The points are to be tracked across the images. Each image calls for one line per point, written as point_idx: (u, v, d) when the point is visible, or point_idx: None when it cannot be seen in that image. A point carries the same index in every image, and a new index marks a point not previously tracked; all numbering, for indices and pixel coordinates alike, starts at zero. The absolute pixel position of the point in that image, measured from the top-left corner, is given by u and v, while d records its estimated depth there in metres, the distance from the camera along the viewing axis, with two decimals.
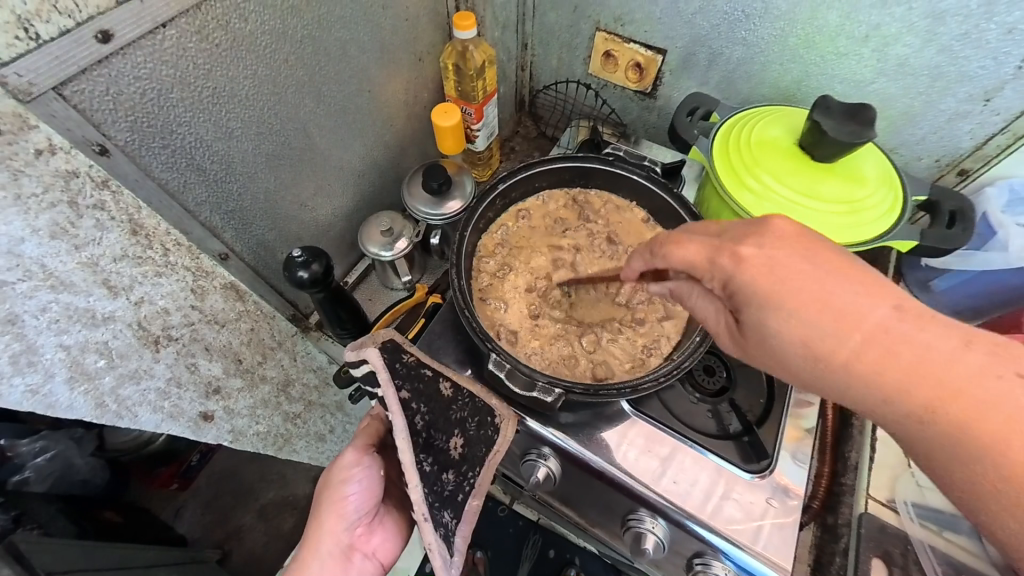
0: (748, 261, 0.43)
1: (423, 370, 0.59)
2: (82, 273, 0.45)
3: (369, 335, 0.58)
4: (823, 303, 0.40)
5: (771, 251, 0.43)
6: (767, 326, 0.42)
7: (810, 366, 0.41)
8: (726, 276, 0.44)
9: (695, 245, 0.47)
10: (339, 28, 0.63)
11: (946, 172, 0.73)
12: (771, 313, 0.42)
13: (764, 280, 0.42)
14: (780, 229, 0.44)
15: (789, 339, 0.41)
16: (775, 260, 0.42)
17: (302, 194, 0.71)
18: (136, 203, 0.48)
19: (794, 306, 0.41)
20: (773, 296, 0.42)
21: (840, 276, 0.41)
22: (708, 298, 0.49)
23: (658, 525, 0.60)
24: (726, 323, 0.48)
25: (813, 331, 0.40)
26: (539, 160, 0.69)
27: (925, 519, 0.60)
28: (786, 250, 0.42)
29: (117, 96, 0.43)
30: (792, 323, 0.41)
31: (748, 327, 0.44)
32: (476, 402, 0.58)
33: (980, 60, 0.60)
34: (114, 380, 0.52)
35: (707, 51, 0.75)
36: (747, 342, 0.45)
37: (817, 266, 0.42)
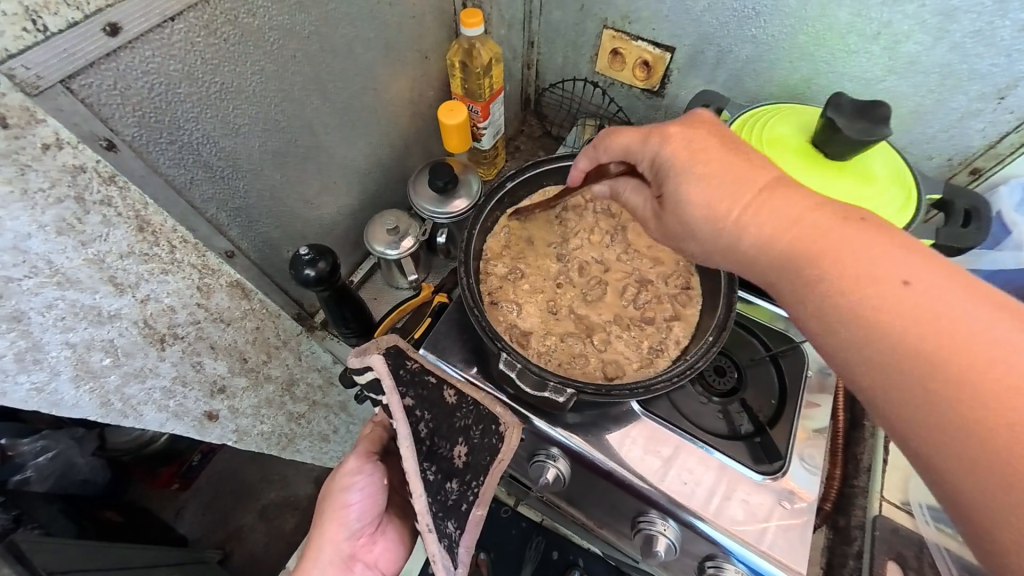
0: (671, 136, 0.47)
1: (427, 376, 0.58)
2: (88, 270, 0.45)
3: (372, 340, 0.57)
4: (729, 172, 0.43)
5: (692, 131, 0.47)
6: (678, 191, 0.45)
7: (714, 229, 0.43)
8: (652, 153, 0.48)
9: (629, 133, 0.51)
10: (345, 24, 0.63)
11: (957, 171, 0.72)
12: (682, 179, 0.45)
13: (682, 149, 0.46)
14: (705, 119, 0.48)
15: (695, 202, 0.44)
16: (695, 136, 0.46)
17: (307, 192, 0.70)
18: (142, 199, 0.47)
19: (703, 172, 0.44)
20: (686, 164, 0.45)
21: (752, 161, 0.44)
22: (639, 187, 0.54)
23: (669, 527, 0.60)
24: (652, 206, 0.52)
25: (717, 192, 0.43)
26: (547, 158, 0.68)
27: (940, 522, 0.58)
28: (704, 131, 0.46)
29: (124, 90, 0.43)
30: (699, 187, 0.44)
31: (665, 197, 0.47)
32: (480, 410, 0.58)
33: (992, 59, 0.60)
34: (119, 379, 0.52)
35: (715, 49, 0.74)
36: (665, 217, 0.48)
37: (730, 149, 0.45)
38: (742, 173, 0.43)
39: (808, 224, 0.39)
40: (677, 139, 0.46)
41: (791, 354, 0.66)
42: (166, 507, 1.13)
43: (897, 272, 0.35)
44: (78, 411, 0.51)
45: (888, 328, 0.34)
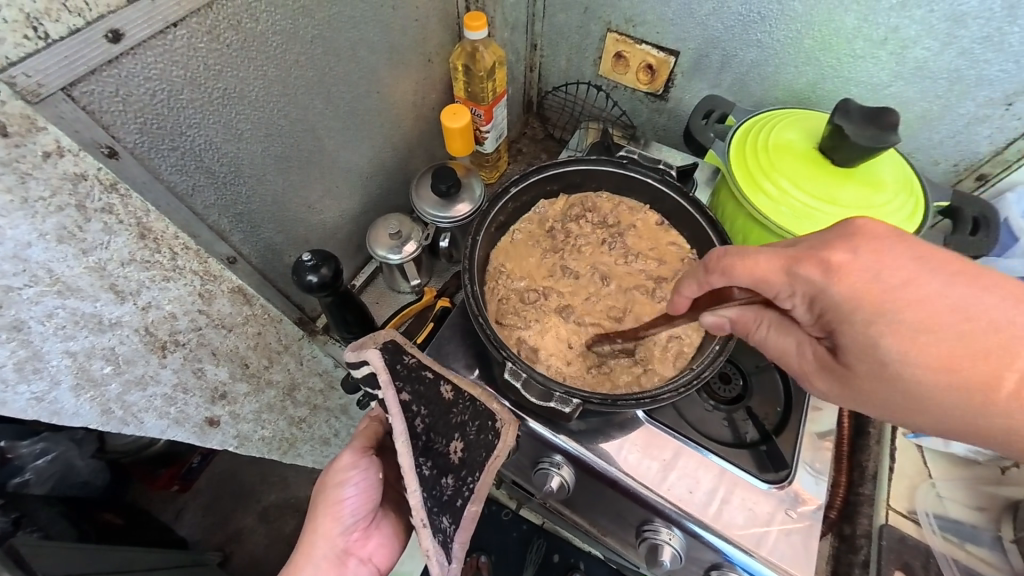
0: (845, 268, 0.43)
1: (424, 371, 0.57)
2: (89, 277, 0.44)
3: (371, 334, 0.57)
4: (938, 315, 0.40)
5: (870, 255, 0.42)
6: (877, 344, 0.42)
7: (922, 375, 0.41)
8: (815, 290, 0.44)
9: (768, 260, 0.46)
10: (349, 28, 0.62)
11: (963, 177, 0.72)
12: (874, 328, 0.42)
13: (868, 291, 0.42)
14: (879, 230, 0.43)
15: (905, 357, 0.41)
16: (872, 265, 0.42)
17: (310, 197, 0.70)
18: (144, 206, 0.46)
19: (901, 313, 0.41)
20: (885, 306, 0.41)
21: (929, 266, 0.42)
22: (782, 328, 0.51)
23: (674, 536, 0.59)
24: (815, 347, 0.48)
25: (936, 345, 0.40)
26: (550, 164, 0.68)
27: (946, 531, 0.59)
28: (885, 253, 0.42)
29: (126, 97, 0.42)
30: (903, 335, 0.41)
31: (850, 343, 0.44)
32: (475, 404, 0.57)
33: (1001, 64, 0.59)
34: (120, 387, 0.52)
35: (720, 53, 0.74)
36: (850, 371, 0.45)
37: (910, 261, 0.42)
38: (941, 305, 0.40)
39: None
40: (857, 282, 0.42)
41: None
42: (165, 509, 1.12)
43: None
44: (79, 419, 0.50)
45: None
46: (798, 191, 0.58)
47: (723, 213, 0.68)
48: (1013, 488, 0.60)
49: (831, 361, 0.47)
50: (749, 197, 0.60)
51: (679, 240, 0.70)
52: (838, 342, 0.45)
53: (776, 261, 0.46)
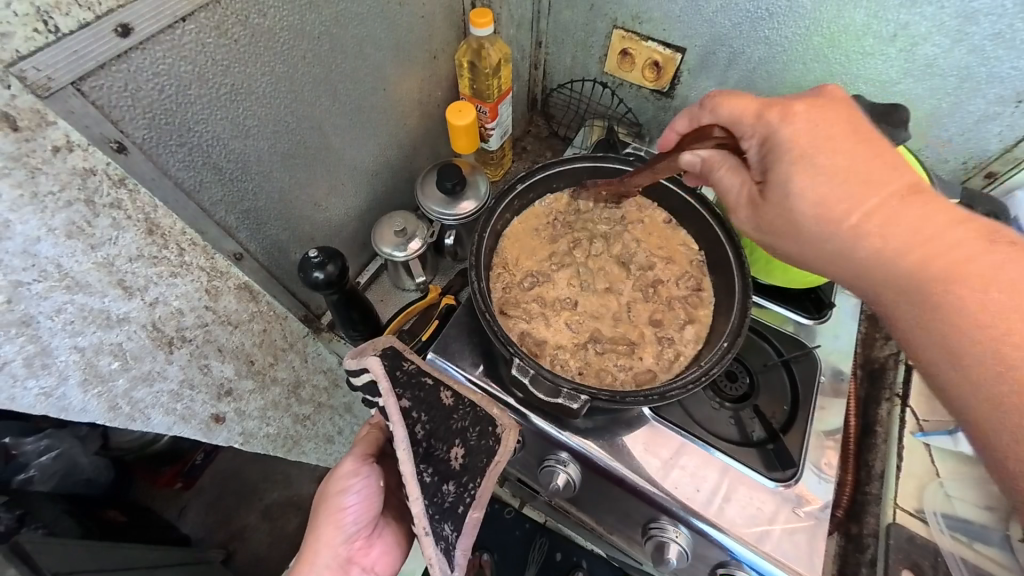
0: (792, 116, 0.45)
1: (423, 376, 0.58)
2: (98, 273, 0.44)
3: (368, 341, 0.57)
4: (861, 174, 0.43)
5: (818, 113, 0.45)
6: (792, 187, 0.44)
7: (809, 214, 0.44)
8: (768, 129, 0.46)
9: (744, 101, 0.49)
10: (356, 25, 0.62)
11: (972, 174, 0.71)
12: (795, 171, 0.44)
13: (806, 136, 0.44)
14: (832, 103, 0.46)
15: (816, 202, 0.44)
16: (816, 118, 0.45)
17: (315, 194, 0.70)
18: (152, 201, 0.46)
19: (823, 163, 0.43)
20: (812, 155, 0.44)
21: (856, 135, 0.44)
22: (735, 170, 0.51)
23: (681, 534, 0.59)
24: (750, 188, 0.49)
25: (830, 187, 0.43)
26: (553, 162, 0.67)
27: (956, 531, 0.59)
28: (831, 115, 0.45)
29: (135, 92, 0.42)
30: (807, 176, 0.44)
31: (774, 182, 0.46)
32: (473, 410, 0.57)
33: (1012, 62, 0.59)
34: (127, 383, 0.52)
35: (727, 50, 0.74)
36: (766, 204, 0.47)
37: (850, 127, 0.45)
38: (864, 165, 0.43)
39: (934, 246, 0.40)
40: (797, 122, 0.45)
41: (803, 358, 0.65)
42: (169, 507, 1.12)
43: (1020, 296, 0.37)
44: (86, 415, 0.50)
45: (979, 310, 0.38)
46: None
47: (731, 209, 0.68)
48: None
49: (759, 199, 0.48)
50: None
51: (688, 240, 0.69)
52: (767, 178, 0.46)
53: (750, 104, 0.49)
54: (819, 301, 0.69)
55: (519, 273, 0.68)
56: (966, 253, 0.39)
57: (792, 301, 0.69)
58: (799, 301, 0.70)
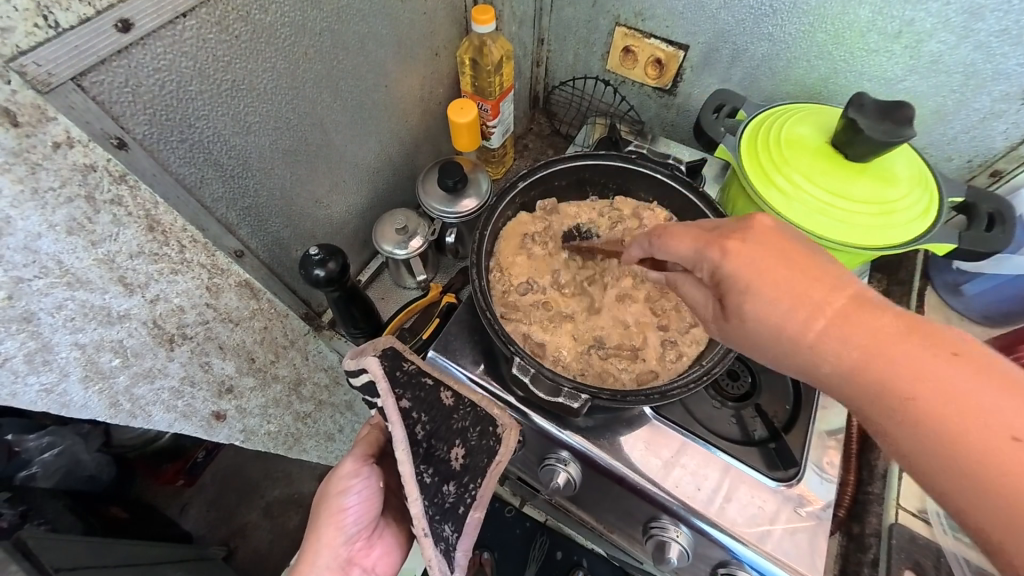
0: (734, 252, 0.42)
1: (423, 377, 0.57)
2: (99, 269, 0.44)
3: (369, 342, 0.57)
4: (807, 298, 0.40)
5: (757, 244, 0.42)
6: (751, 323, 0.42)
7: (767, 335, 0.41)
8: (713, 267, 0.43)
9: (687, 237, 0.46)
10: (357, 21, 0.62)
11: (977, 172, 0.71)
12: (750, 307, 0.41)
13: (751, 276, 0.41)
14: (771, 227, 0.43)
15: (782, 336, 0.40)
16: (757, 246, 0.42)
17: (317, 191, 0.70)
18: (152, 198, 0.46)
19: (766, 290, 0.41)
20: (758, 288, 0.41)
21: (792, 252, 0.42)
22: (698, 285, 0.47)
23: (682, 534, 0.59)
24: (714, 310, 0.46)
25: (777, 312, 0.40)
26: (555, 159, 0.66)
27: (958, 531, 0.58)
28: (769, 242, 0.42)
29: (136, 87, 0.42)
30: (756, 301, 0.41)
31: (735, 316, 0.43)
32: (474, 411, 0.57)
33: (1019, 58, 0.58)
34: (128, 380, 0.52)
35: (731, 47, 0.73)
36: (731, 328, 0.44)
37: (791, 251, 0.41)
38: (812, 287, 0.40)
39: (893, 362, 0.36)
40: (738, 256, 0.42)
41: None
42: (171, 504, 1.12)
43: (1000, 420, 0.32)
44: (88, 411, 0.50)
45: (959, 452, 0.32)
46: (812, 186, 0.56)
47: (733, 206, 0.67)
48: None
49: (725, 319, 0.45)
50: (760, 193, 0.58)
51: None
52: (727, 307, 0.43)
53: (693, 239, 0.46)
54: None
55: (520, 273, 0.68)
56: (917, 365, 0.35)
57: None
58: None
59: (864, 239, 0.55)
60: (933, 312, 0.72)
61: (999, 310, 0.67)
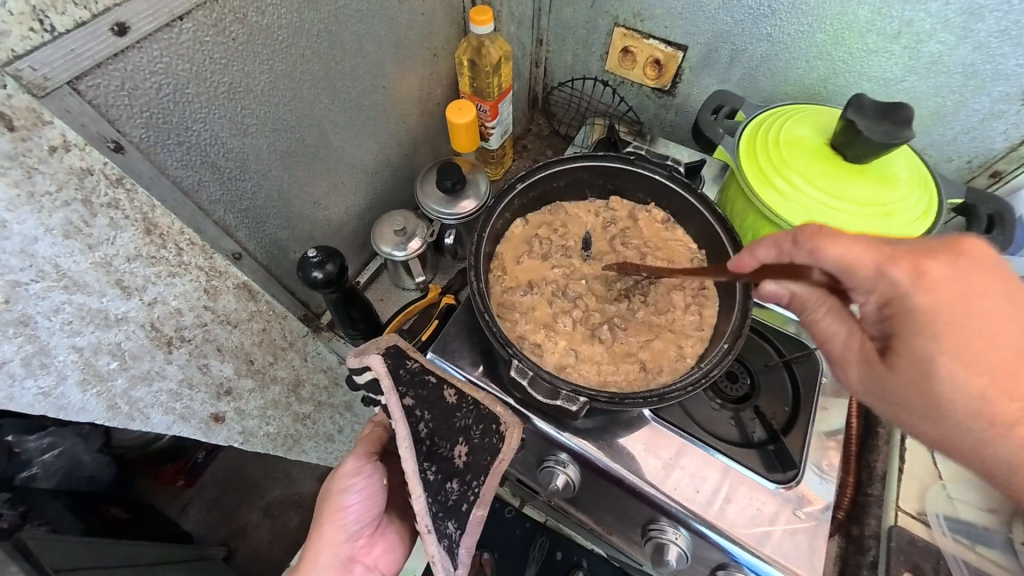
0: (925, 278, 0.41)
1: (426, 374, 0.58)
2: (96, 273, 0.44)
3: (370, 341, 0.57)
4: (982, 333, 0.40)
5: (959, 270, 0.41)
6: (932, 360, 0.41)
7: (952, 384, 0.41)
8: (897, 292, 0.42)
9: (861, 246, 0.43)
10: (355, 22, 0.62)
11: (977, 173, 0.71)
12: (932, 339, 0.41)
13: (946, 309, 0.41)
14: (967, 255, 0.42)
15: (952, 373, 0.40)
16: (955, 280, 0.41)
17: (315, 192, 0.70)
18: (150, 201, 0.46)
19: (968, 336, 0.40)
20: (950, 322, 0.40)
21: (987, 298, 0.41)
22: (840, 316, 0.48)
23: (680, 536, 0.59)
24: (863, 342, 0.46)
25: (975, 362, 0.40)
26: (555, 160, 0.66)
27: (957, 533, 0.58)
28: (973, 270, 0.41)
29: (132, 90, 0.42)
30: (952, 349, 0.40)
31: (909, 350, 0.42)
32: (477, 408, 0.58)
33: (1018, 59, 0.58)
34: (126, 383, 0.52)
35: (730, 47, 0.73)
36: (896, 368, 0.43)
37: (989, 279, 0.42)
38: (1008, 341, 0.40)
39: None
40: (938, 291, 0.41)
41: (805, 359, 0.65)
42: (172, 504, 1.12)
43: None
44: (85, 414, 0.50)
45: None
46: (811, 187, 0.56)
47: (731, 208, 0.66)
48: None
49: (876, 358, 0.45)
50: (758, 194, 0.58)
51: (683, 237, 0.68)
52: (902, 346, 0.42)
53: (867, 252, 0.43)
54: None
55: (521, 277, 0.67)
56: None
57: None
58: None
59: None
60: None
61: None
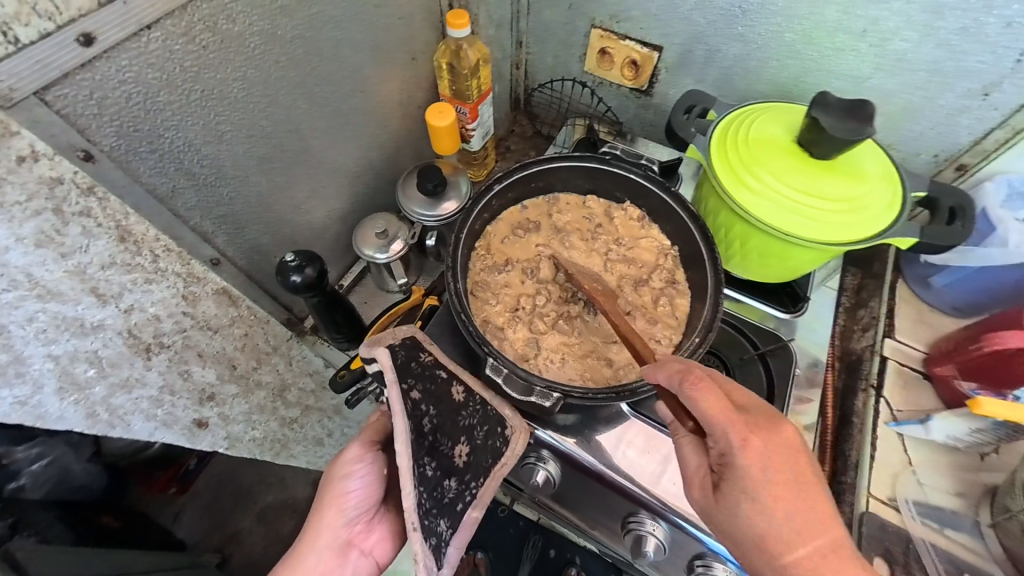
0: (751, 442, 0.45)
1: (435, 368, 0.58)
2: (70, 281, 0.44)
3: (386, 330, 0.57)
4: (784, 500, 0.44)
5: (773, 442, 0.45)
6: (740, 508, 0.45)
7: (751, 535, 0.44)
8: (725, 446, 0.46)
9: (715, 401, 0.46)
10: (331, 28, 0.62)
11: (944, 167, 0.72)
12: (743, 493, 0.45)
13: (762, 473, 0.44)
14: (787, 435, 0.45)
15: (756, 526, 0.44)
16: (772, 451, 0.45)
17: (295, 197, 0.70)
18: (123, 208, 0.46)
19: (767, 502, 0.44)
20: (762, 484, 0.44)
21: (797, 474, 0.44)
22: (698, 448, 0.50)
23: (659, 528, 0.60)
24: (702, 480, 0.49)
25: (771, 524, 0.43)
26: (534, 160, 0.66)
27: (927, 517, 0.59)
28: (784, 447, 0.45)
29: (101, 100, 0.42)
30: (757, 507, 0.44)
31: (726, 495, 0.46)
32: (483, 407, 0.58)
33: (978, 55, 0.60)
34: (105, 390, 0.52)
35: (704, 48, 0.74)
36: (716, 506, 0.47)
37: (800, 458, 0.45)
38: (806, 517, 0.43)
39: None
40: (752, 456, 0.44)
41: (780, 353, 0.66)
42: None
43: None
44: (64, 422, 0.50)
45: None
46: (781, 185, 0.57)
47: (705, 206, 0.67)
48: (993, 474, 0.60)
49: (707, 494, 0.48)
50: (729, 191, 0.59)
51: (657, 235, 0.68)
52: (721, 490, 0.46)
53: (719, 406, 0.46)
54: (795, 295, 0.70)
55: (500, 258, 0.68)
56: None
57: (768, 296, 0.70)
58: (776, 295, 0.70)
59: (831, 236, 0.56)
60: (905, 305, 0.72)
61: (969, 302, 0.68)
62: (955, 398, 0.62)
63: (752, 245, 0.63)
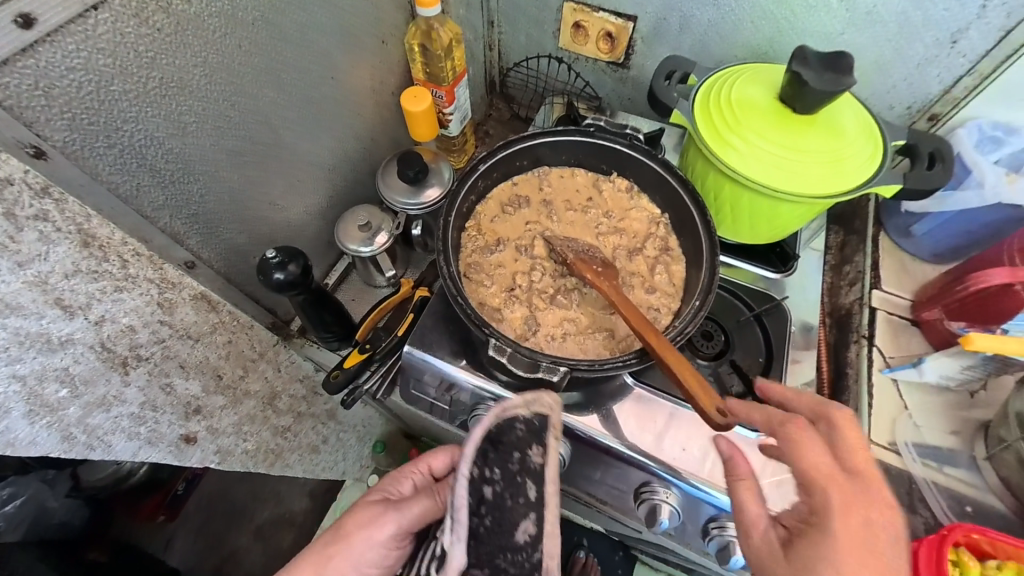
0: (851, 509, 0.42)
1: (526, 482, 0.45)
2: (31, 293, 0.41)
3: (518, 399, 0.47)
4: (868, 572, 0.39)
5: (872, 517, 0.42)
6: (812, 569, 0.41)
7: None
8: (820, 500, 0.43)
9: (817, 451, 0.45)
10: (294, 8, 0.59)
11: (917, 118, 0.74)
12: (824, 556, 0.41)
13: (852, 539, 0.41)
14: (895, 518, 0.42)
15: None
16: (873, 520, 0.41)
17: (270, 192, 0.67)
18: (84, 210, 0.43)
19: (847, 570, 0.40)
20: (852, 547, 0.40)
21: (892, 556, 0.40)
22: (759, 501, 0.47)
23: (672, 495, 0.60)
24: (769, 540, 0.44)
25: None
26: (519, 137, 0.65)
27: (926, 457, 0.61)
28: (884, 524, 0.41)
29: (48, 90, 0.39)
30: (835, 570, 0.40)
31: (800, 554, 0.42)
32: (529, 569, 0.45)
33: (945, 3, 0.61)
34: (80, 411, 0.49)
35: (678, 15, 0.74)
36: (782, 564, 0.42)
37: (897, 550, 0.41)
38: None
39: None
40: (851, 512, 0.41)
41: (774, 313, 0.67)
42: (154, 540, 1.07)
43: None
44: (36, 448, 0.48)
45: None
46: (767, 143, 0.57)
47: (692, 171, 0.67)
48: (982, 410, 0.63)
49: (775, 555, 0.43)
50: (717, 153, 0.59)
51: (648, 205, 0.68)
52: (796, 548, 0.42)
53: (821, 460, 0.44)
54: (784, 254, 0.71)
55: (491, 237, 0.66)
56: None
57: (759, 258, 0.71)
58: (765, 257, 0.71)
59: (820, 190, 0.56)
60: (889, 255, 0.74)
61: (948, 248, 0.71)
62: (942, 339, 0.65)
63: (741, 206, 0.63)
